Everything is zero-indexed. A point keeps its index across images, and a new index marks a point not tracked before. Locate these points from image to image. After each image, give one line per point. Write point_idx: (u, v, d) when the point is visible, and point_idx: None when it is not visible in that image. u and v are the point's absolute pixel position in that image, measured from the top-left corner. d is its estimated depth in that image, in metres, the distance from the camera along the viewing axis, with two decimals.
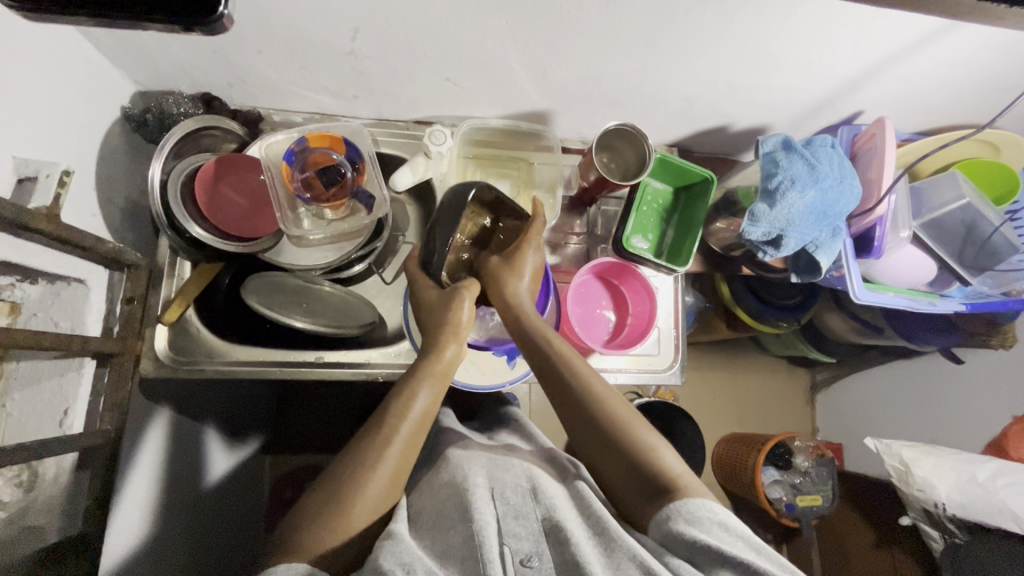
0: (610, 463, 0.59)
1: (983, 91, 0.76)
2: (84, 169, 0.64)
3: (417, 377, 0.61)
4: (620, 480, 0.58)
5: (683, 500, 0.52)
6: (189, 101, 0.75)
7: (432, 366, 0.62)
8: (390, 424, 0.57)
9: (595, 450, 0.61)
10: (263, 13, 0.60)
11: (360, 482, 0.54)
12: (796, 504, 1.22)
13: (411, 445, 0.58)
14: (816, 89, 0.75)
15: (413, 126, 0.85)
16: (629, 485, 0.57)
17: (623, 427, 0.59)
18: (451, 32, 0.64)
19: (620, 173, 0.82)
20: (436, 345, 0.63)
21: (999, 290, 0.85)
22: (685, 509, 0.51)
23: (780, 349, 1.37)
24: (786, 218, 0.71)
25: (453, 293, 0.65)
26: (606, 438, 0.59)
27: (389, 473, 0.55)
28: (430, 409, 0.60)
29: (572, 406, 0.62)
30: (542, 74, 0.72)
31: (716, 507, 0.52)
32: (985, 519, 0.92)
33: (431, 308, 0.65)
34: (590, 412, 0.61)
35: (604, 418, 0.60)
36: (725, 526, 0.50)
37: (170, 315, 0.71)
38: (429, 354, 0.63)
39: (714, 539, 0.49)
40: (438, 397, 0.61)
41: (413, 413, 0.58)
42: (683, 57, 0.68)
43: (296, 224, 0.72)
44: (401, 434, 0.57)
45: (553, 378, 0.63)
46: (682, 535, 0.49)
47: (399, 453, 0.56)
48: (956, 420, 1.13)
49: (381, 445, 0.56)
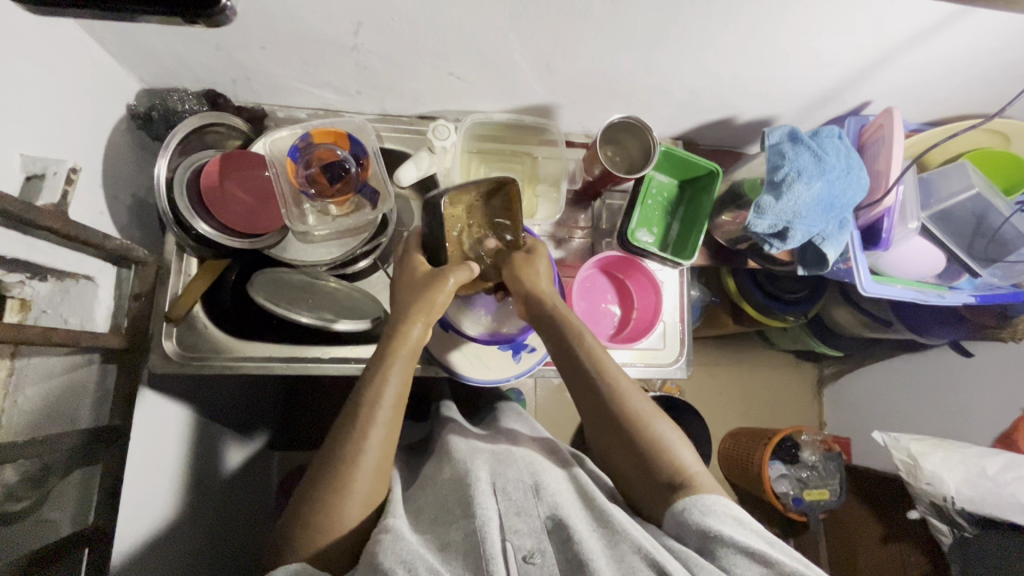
0: (609, 436, 0.61)
1: (992, 79, 0.75)
2: (89, 166, 0.64)
3: (385, 361, 0.60)
4: (620, 455, 0.60)
5: (696, 495, 0.54)
6: (194, 98, 0.74)
7: (402, 349, 0.61)
8: (365, 416, 0.57)
9: (608, 436, 0.61)
10: (266, 8, 0.60)
11: (357, 475, 0.54)
12: (804, 498, 1.22)
13: (389, 433, 0.57)
14: (823, 79, 0.74)
15: (417, 121, 0.84)
16: (635, 469, 0.59)
17: (636, 419, 0.60)
18: (455, 26, 0.63)
19: (626, 166, 0.81)
20: (399, 326, 0.62)
21: (1008, 281, 0.83)
22: (701, 500, 0.53)
23: (787, 343, 1.36)
24: (792, 211, 0.70)
25: (440, 274, 0.64)
26: (621, 430, 0.60)
27: (373, 465, 0.55)
28: (399, 393, 0.59)
29: (589, 397, 0.63)
30: (546, 66, 0.72)
31: (731, 503, 0.54)
32: (995, 512, 0.91)
33: (413, 282, 0.65)
34: (607, 401, 0.62)
35: (618, 403, 0.61)
36: (740, 520, 0.52)
37: (179, 308, 0.71)
38: (394, 337, 0.62)
39: (729, 529, 0.51)
40: (407, 377, 0.60)
41: (387, 397, 0.58)
42: (689, 47, 0.68)
43: (301, 220, 0.72)
44: (378, 421, 0.56)
45: (560, 347, 0.65)
46: (698, 524, 0.51)
47: (377, 443, 0.56)
48: (966, 413, 1.13)
49: (359, 438, 0.55)
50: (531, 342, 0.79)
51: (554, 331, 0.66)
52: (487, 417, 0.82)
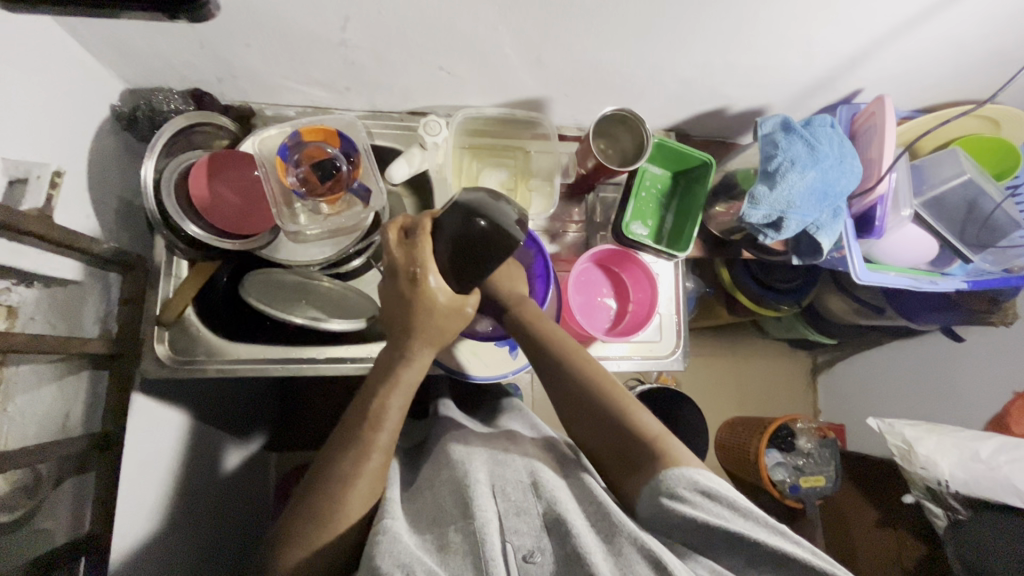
0: (580, 419, 0.62)
1: (981, 65, 0.75)
2: (75, 169, 0.63)
3: (388, 385, 0.58)
4: (594, 437, 0.60)
5: (667, 472, 0.53)
6: (180, 98, 0.73)
7: (405, 375, 0.59)
8: (367, 439, 0.56)
9: (585, 424, 0.61)
10: (251, 4, 0.59)
11: (353, 481, 0.54)
12: (800, 486, 1.23)
13: (387, 457, 0.57)
14: (814, 67, 0.74)
15: (407, 116, 0.83)
16: (614, 453, 0.58)
17: (612, 403, 0.60)
18: (444, 20, 0.63)
19: (619, 159, 0.80)
20: (404, 350, 0.59)
21: (1000, 268, 0.84)
22: (666, 483, 0.52)
23: (781, 332, 1.37)
24: (787, 200, 0.70)
25: (463, 305, 0.61)
26: (596, 415, 0.60)
27: (368, 488, 0.55)
28: (400, 416, 0.58)
29: (565, 388, 0.63)
30: (537, 59, 0.71)
31: (697, 474, 0.52)
32: (987, 495, 0.92)
33: (431, 310, 0.59)
34: (578, 388, 0.62)
35: (591, 387, 0.61)
36: (710, 495, 0.51)
37: (170, 313, 0.70)
38: (399, 360, 0.59)
39: (702, 512, 0.49)
40: (407, 404, 0.59)
41: (389, 423, 0.57)
42: (679, 38, 0.67)
43: (292, 220, 0.71)
44: (377, 448, 0.56)
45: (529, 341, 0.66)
46: (672, 514, 0.50)
47: (380, 457, 0.56)
48: (958, 398, 1.14)
49: (359, 460, 0.55)
50: None
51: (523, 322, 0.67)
52: (485, 414, 0.82)
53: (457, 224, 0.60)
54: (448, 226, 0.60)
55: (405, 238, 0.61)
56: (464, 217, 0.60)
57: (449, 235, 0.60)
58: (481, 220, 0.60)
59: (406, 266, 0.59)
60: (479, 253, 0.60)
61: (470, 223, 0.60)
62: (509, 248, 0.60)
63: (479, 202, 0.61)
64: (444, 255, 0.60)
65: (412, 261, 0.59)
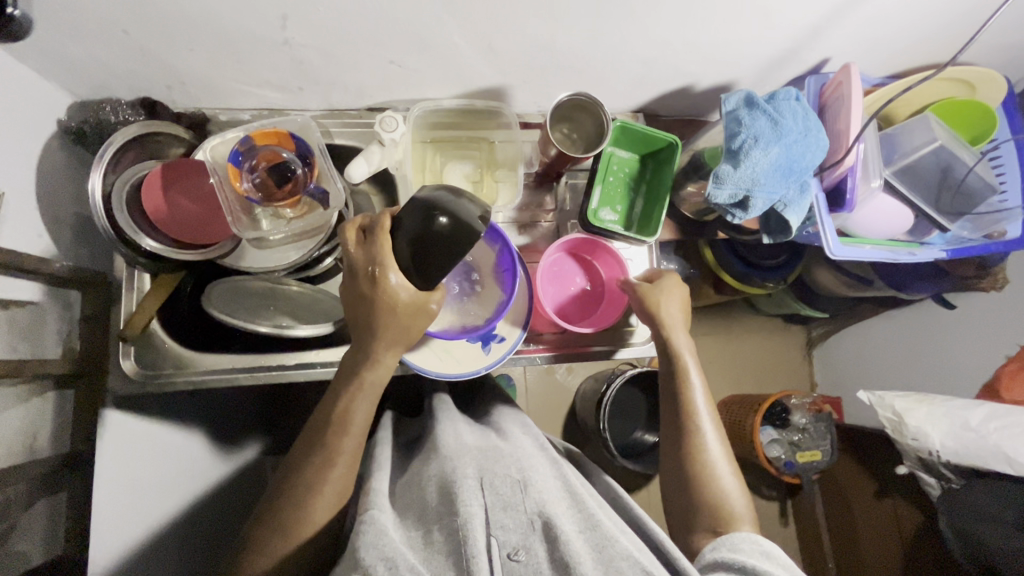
0: (673, 474, 0.67)
1: (950, 25, 0.72)
2: (25, 189, 0.62)
3: (353, 388, 0.60)
4: (672, 473, 0.68)
5: (730, 533, 0.59)
6: (129, 108, 0.72)
7: (370, 378, 0.60)
8: (331, 444, 0.59)
9: (671, 458, 0.68)
10: (186, 8, 0.57)
11: (320, 481, 0.58)
12: (796, 461, 1.23)
13: (354, 462, 0.60)
14: (777, 39, 0.72)
15: (367, 113, 0.82)
16: (681, 496, 0.66)
17: (706, 461, 0.66)
18: (388, 13, 0.61)
19: (584, 144, 0.79)
20: (369, 354, 0.60)
21: (979, 234, 0.83)
22: (728, 541, 0.58)
23: (771, 308, 1.36)
24: (751, 178, 0.68)
25: (423, 304, 0.59)
26: (682, 456, 0.67)
27: (335, 486, 0.58)
28: (366, 417, 0.61)
29: (673, 423, 0.69)
30: (489, 47, 0.69)
31: (760, 540, 0.58)
32: (978, 462, 0.92)
33: (385, 310, 0.58)
34: (684, 435, 0.68)
35: (692, 436, 0.67)
36: (768, 553, 0.56)
37: (135, 323, 0.69)
38: (364, 364, 0.60)
39: (754, 560, 0.55)
40: (373, 403, 0.62)
41: (356, 425, 0.60)
42: (632, 17, 0.65)
43: (253, 227, 0.70)
44: (343, 451, 0.59)
45: (667, 376, 0.72)
46: (723, 557, 0.56)
47: (347, 459, 0.59)
48: (951, 365, 1.13)
49: (324, 462, 0.58)
50: (501, 332, 0.77)
51: (665, 360, 0.72)
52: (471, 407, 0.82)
53: (412, 221, 0.57)
54: (405, 223, 0.57)
55: (363, 238, 0.60)
56: (419, 216, 0.56)
57: (407, 233, 0.57)
58: (441, 217, 0.55)
59: (364, 265, 0.58)
60: (440, 252, 0.56)
61: (429, 221, 0.56)
62: (470, 244, 0.56)
63: (442, 200, 0.57)
64: (403, 252, 0.57)
65: (365, 261, 0.58)
